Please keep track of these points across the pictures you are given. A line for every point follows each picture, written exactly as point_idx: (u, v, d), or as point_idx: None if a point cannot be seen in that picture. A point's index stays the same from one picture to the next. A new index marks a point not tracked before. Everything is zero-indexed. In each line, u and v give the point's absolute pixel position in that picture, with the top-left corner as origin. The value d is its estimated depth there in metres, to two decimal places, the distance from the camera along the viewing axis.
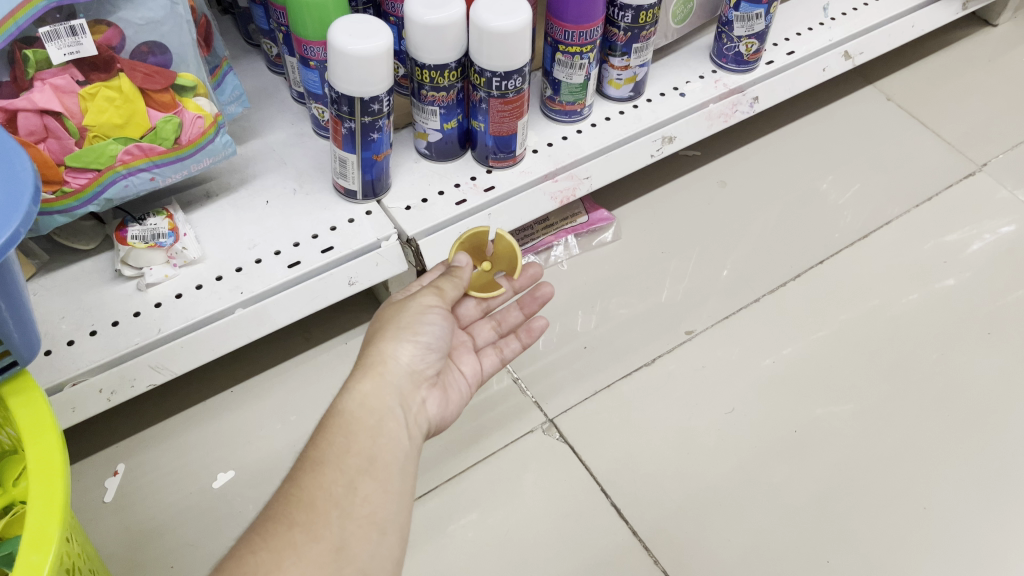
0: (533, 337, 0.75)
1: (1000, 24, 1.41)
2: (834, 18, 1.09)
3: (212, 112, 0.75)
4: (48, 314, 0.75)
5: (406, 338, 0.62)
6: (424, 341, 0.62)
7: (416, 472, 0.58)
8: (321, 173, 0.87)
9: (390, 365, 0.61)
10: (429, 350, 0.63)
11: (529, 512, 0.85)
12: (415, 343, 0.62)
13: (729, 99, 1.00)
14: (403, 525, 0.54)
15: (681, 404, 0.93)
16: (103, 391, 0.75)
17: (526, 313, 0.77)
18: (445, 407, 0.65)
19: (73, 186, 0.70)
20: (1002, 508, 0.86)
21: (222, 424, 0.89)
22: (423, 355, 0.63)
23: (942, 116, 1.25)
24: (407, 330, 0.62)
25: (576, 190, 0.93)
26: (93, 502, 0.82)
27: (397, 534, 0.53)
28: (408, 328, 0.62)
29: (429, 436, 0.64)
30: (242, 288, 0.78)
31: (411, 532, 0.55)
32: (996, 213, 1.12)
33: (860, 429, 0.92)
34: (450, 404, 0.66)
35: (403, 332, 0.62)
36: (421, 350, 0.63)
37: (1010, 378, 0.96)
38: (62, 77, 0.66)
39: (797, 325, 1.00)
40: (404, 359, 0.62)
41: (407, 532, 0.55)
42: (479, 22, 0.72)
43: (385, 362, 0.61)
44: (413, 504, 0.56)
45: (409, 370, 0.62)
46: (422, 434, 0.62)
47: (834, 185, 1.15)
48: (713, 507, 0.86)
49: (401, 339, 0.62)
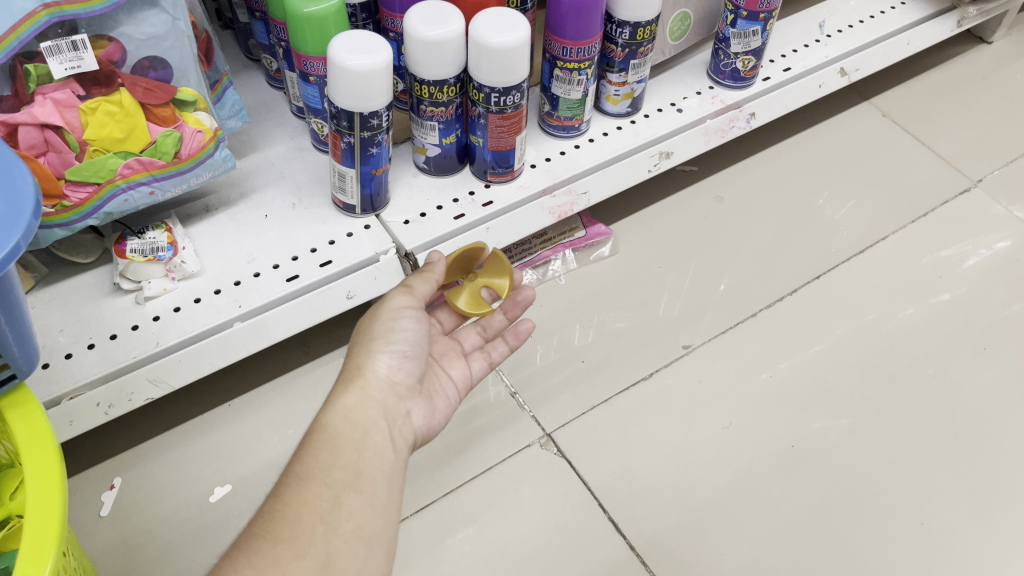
0: (521, 339, 0.75)
1: (994, 42, 1.43)
2: (830, 35, 1.10)
3: (211, 126, 0.75)
4: (47, 328, 0.75)
5: (380, 347, 0.62)
6: (398, 347, 0.63)
7: (403, 486, 0.58)
8: (320, 187, 0.87)
9: (370, 378, 0.60)
10: (405, 357, 0.63)
11: (526, 526, 0.84)
12: (390, 352, 0.62)
13: (726, 115, 1.01)
14: (389, 540, 0.54)
15: (678, 418, 0.93)
16: (101, 404, 0.75)
17: (510, 317, 0.76)
18: (431, 417, 0.65)
19: (73, 200, 0.70)
20: (999, 523, 0.86)
21: (219, 438, 0.89)
22: (400, 362, 0.63)
23: (937, 132, 1.26)
24: (381, 339, 0.62)
25: (574, 205, 0.93)
26: (89, 515, 0.82)
27: (383, 549, 0.53)
28: (381, 338, 0.62)
29: (417, 448, 0.63)
30: (241, 302, 0.78)
31: (397, 548, 0.55)
32: (991, 228, 1.13)
33: (857, 443, 0.92)
34: (437, 413, 0.66)
35: (377, 342, 0.62)
36: (397, 358, 0.63)
37: (1005, 392, 0.97)
38: (63, 91, 0.66)
39: (793, 340, 1.00)
40: (381, 370, 0.62)
41: (393, 548, 0.55)
42: (477, 39, 0.72)
43: (365, 374, 0.60)
44: (400, 520, 0.56)
45: (389, 382, 0.62)
46: (409, 448, 0.61)
47: (830, 201, 1.16)
48: (711, 521, 0.86)
49: (377, 351, 0.62)
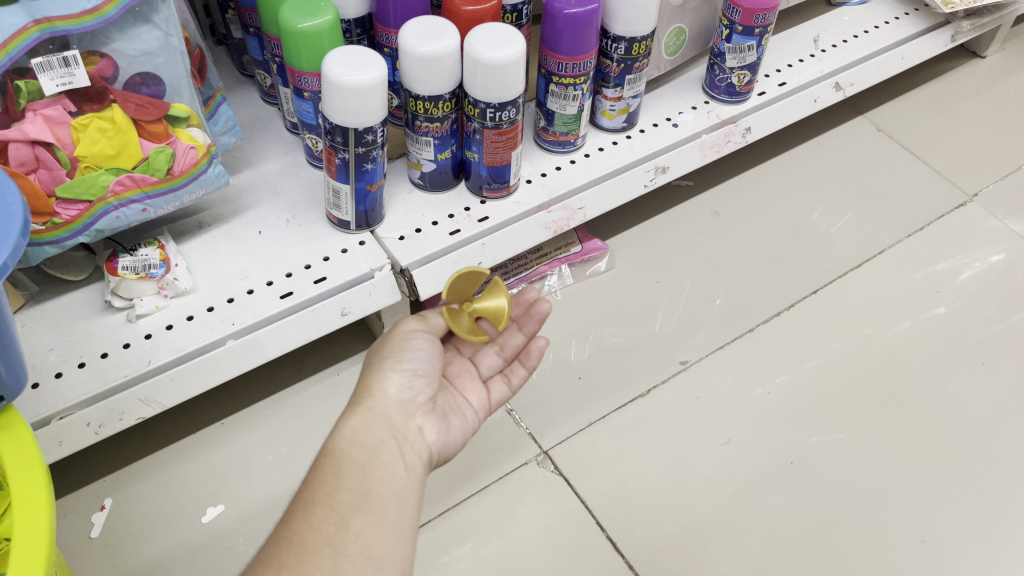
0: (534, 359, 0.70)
1: (988, 56, 1.43)
2: (824, 50, 1.10)
3: (205, 143, 0.75)
4: (36, 346, 0.75)
5: (390, 368, 0.60)
6: (409, 367, 0.61)
7: (419, 503, 0.56)
8: (314, 204, 0.87)
9: (379, 398, 0.59)
10: (416, 376, 0.61)
11: (523, 544, 0.83)
12: (401, 372, 0.61)
13: (722, 130, 1.00)
14: (404, 559, 0.52)
15: (675, 434, 0.92)
16: (91, 425, 0.74)
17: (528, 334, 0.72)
18: (446, 433, 0.62)
19: (64, 218, 0.70)
20: (1001, 539, 0.86)
21: (212, 457, 0.88)
22: (410, 382, 0.61)
23: (932, 146, 1.26)
24: (391, 359, 0.61)
25: (570, 221, 0.93)
26: (79, 538, 0.81)
27: (398, 569, 0.52)
28: (392, 357, 0.61)
29: (433, 466, 0.61)
30: (234, 320, 0.77)
31: (413, 566, 0.53)
32: (986, 242, 1.13)
33: (855, 458, 0.91)
34: (452, 430, 0.63)
35: (387, 362, 0.61)
36: (407, 378, 0.61)
37: (1005, 407, 0.96)
38: (54, 108, 0.66)
39: (791, 354, 1.00)
40: (391, 390, 0.60)
41: (409, 566, 0.53)
42: (473, 54, 0.72)
43: (373, 396, 0.59)
44: (416, 539, 0.54)
45: (399, 401, 0.60)
46: (424, 466, 0.59)
47: (826, 215, 1.15)
48: (709, 537, 0.85)
49: (386, 370, 0.60)
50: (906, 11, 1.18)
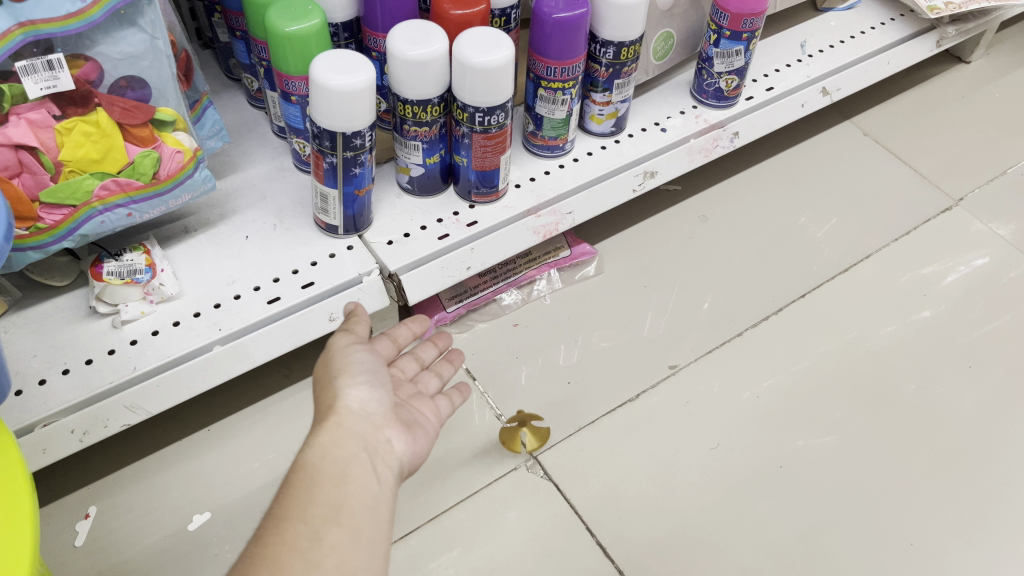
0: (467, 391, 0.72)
1: (973, 62, 1.44)
2: (811, 55, 1.10)
3: (190, 147, 0.74)
4: (19, 353, 0.74)
5: (347, 384, 0.59)
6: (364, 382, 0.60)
7: (392, 516, 0.56)
8: (302, 208, 0.86)
9: (343, 412, 0.58)
10: (375, 390, 0.61)
11: (512, 549, 0.83)
12: (357, 386, 0.60)
13: (710, 134, 1.01)
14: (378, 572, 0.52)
15: (663, 439, 0.92)
16: (75, 432, 0.73)
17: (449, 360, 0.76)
18: (415, 443, 0.62)
19: (48, 222, 0.69)
20: (988, 542, 0.86)
21: (198, 464, 0.87)
22: (369, 394, 0.60)
23: (918, 150, 1.27)
24: (345, 375, 0.60)
25: (558, 225, 0.93)
26: (63, 546, 0.80)
27: None
28: (346, 373, 0.60)
29: (403, 477, 0.60)
30: (220, 325, 0.77)
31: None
32: (970, 246, 1.13)
33: (842, 463, 0.91)
34: (418, 439, 0.62)
35: (343, 379, 0.59)
36: (366, 391, 0.60)
37: (991, 410, 0.96)
38: (38, 112, 0.65)
39: (779, 358, 1.00)
40: (353, 404, 0.59)
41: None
42: (462, 58, 0.72)
43: (338, 411, 0.58)
44: (389, 552, 0.54)
45: (363, 413, 0.59)
46: (395, 476, 0.59)
47: (813, 220, 1.16)
48: (697, 540, 0.85)
49: (344, 386, 0.59)
50: (893, 16, 1.19)
